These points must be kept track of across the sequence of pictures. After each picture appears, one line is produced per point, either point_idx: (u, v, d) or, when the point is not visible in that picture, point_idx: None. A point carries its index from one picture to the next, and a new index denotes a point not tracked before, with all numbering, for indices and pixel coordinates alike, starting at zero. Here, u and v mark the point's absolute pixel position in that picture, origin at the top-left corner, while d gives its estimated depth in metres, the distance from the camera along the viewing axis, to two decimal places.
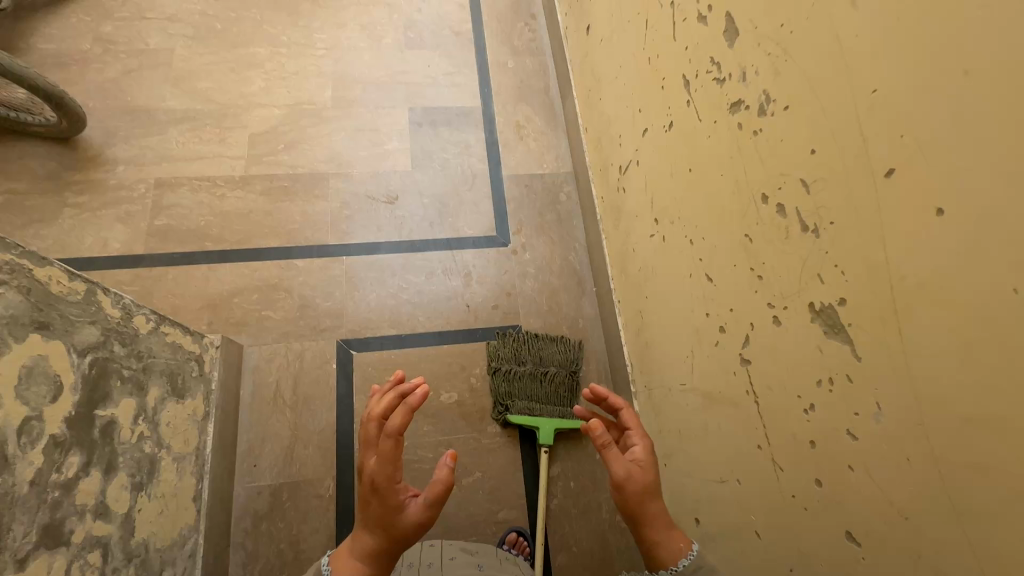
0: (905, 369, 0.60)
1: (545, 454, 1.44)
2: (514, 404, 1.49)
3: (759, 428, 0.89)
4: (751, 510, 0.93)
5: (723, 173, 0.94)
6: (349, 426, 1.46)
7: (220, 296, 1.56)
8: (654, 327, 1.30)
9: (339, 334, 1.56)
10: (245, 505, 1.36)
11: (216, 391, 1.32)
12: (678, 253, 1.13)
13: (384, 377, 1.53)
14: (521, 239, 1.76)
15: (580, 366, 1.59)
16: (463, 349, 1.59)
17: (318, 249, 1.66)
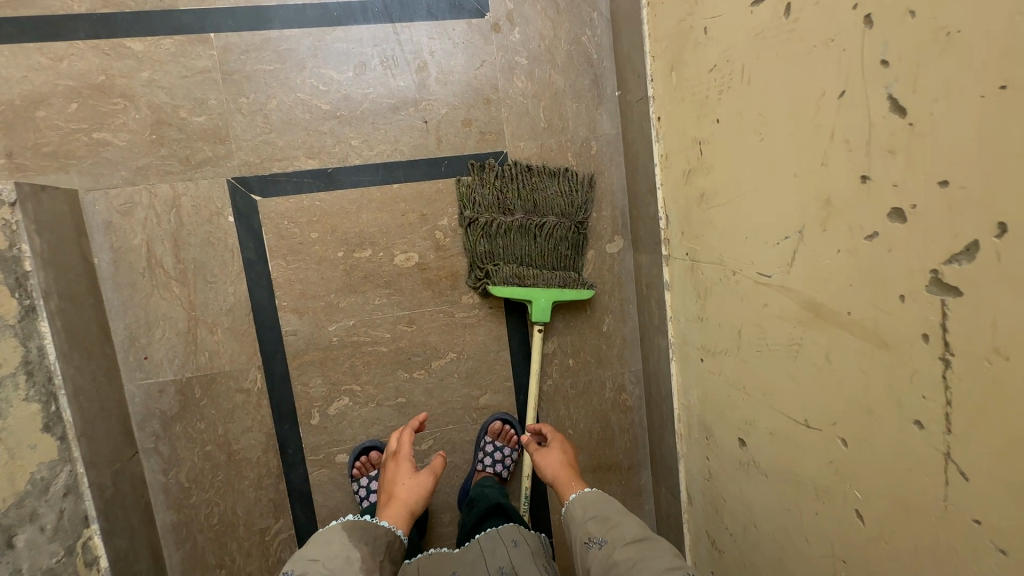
0: None
1: (539, 334, 1.09)
2: (498, 270, 1.07)
3: (924, 399, 0.52)
4: (852, 486, 0.62)
5: None
6: (269, 302, 1.06)
7: (12, 107, 0.95)
8: (723, 172, 0.81)
9: (229, 169, 1.02)
10: (146, 407, 1.04)
11: (37, 272, 0.85)
12: (821, 44, 0.58)
13: (309, 233, 1.05)
14: (507, 6, 1.08)
15: (588, 213, 1.13)
16: (421, 190, 1.09)
17: (163, 19, 0.98)
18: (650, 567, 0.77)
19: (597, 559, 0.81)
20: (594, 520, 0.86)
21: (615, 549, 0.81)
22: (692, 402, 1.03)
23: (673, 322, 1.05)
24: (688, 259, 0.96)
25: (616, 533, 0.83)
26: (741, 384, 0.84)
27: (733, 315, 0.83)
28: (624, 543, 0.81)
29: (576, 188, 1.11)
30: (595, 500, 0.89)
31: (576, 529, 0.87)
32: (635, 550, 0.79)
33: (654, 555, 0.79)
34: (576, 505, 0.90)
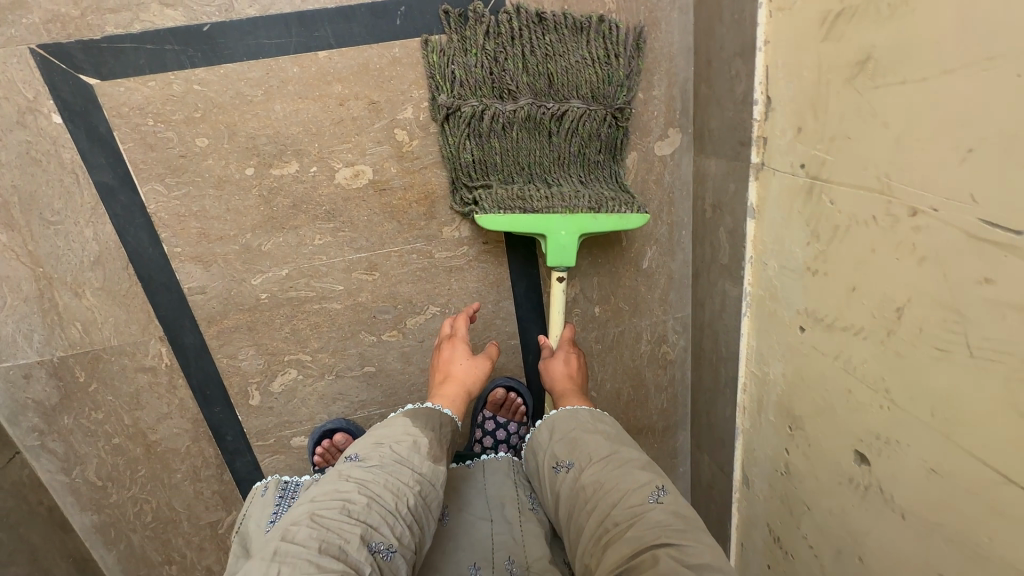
0: None
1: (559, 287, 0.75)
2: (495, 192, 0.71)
3: None
4: None
5: None
6: (153, 249, 0.71)
7: None
8: (933, 16, 0.42)
9: (31, 30, 0.60)
10: (13, 396, 0.75)
11: None
12: None
13: (194, 139, 0.66)
14: None
15: (633, 93, 0.73)
16: (364, 61, 0.67)
17: None
18: (618, 489, 0.56)
19: (566, 487, 0.61)
20: (563, 442, 0.65)
21: (583, 472, 0.61)
22: (770, 376, 0.73)
23: (754, 264, 0.71)
24: (803, 175, 0.59)
25: (581, 450, 0.62)
26: (882, 385, 0.53)
27: (893, 280, 0.50)
28: (591, 462, 0.61)
29: (615, 53, 0.70)
30: (566, 418, 0.67)
31: (541, 451, 0.67)
32: (603, 469, 0.59)
33: (623, 469, 0.58)
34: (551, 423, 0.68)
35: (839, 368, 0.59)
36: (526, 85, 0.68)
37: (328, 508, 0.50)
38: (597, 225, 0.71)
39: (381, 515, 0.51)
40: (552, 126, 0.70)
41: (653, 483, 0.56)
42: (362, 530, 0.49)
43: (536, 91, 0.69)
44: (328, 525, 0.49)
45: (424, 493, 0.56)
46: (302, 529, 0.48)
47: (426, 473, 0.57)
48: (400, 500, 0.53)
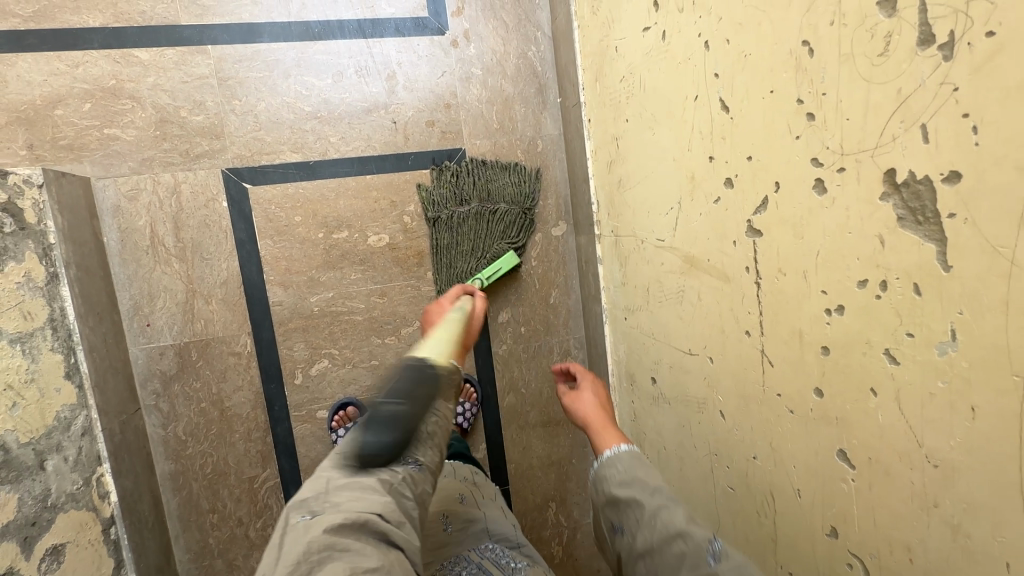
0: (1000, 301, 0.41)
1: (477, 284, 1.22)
2: (457, 252, 1.28)
3: (751, 312, 0.72)
4: (719, 389, 0.82)
5: None
6: (258, 277, 1.21)
7: (34, 106, 1.09)
8: (632, 161, 1.02)
9: (223, 162, 1.18)
10: (148, 367, 1.18)
11: (60, 244, 0.99)
12: (683, 60, 0.79)
13: (293, 217, 1.22)
14: (463, 24, 1.27)
15: (536, 201, 1.33)
16: (390, 180, 1.26)
17: (166, 33, 1.13)
18: (672, 552, 0.63)
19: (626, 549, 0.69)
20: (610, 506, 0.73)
21: (635, 536, 0.68)
22: (621, 355, 1.22)
23: (605, 290, 1.24)
24: (613, 235, 1.16)
25: (630, 519, 0.69)
26: (651, 331, 1.04)
27: (644, 275, 1.03)
28: (640, 527, 0.67)
29: (523, 180, 1.31)
30: (620, 469, 0.75)
31: (605, 511, 0.75)
32: (653, 534, 0.66)
33: (669, 531, 0.64)
34: (609, 470, 0.75)
35: (639, 332, 1.10)
36: (475, 195, 1.28)
37: (362, 438, 0.68)
38: (488, 271, 1.26)
39: (405, 438, 0.69)
40: (491, 216, 1.28)
41: (709, 536, 0.62)
42: (393, 446, 0.67)
43: (481, 198, 1.29)
44: (364, 446, 0.67)
45: (437, 426, 0.74)
46: (347, 453, 0.66)
47: (442, 411, 0.72)
48: (420, 429, 0.71)
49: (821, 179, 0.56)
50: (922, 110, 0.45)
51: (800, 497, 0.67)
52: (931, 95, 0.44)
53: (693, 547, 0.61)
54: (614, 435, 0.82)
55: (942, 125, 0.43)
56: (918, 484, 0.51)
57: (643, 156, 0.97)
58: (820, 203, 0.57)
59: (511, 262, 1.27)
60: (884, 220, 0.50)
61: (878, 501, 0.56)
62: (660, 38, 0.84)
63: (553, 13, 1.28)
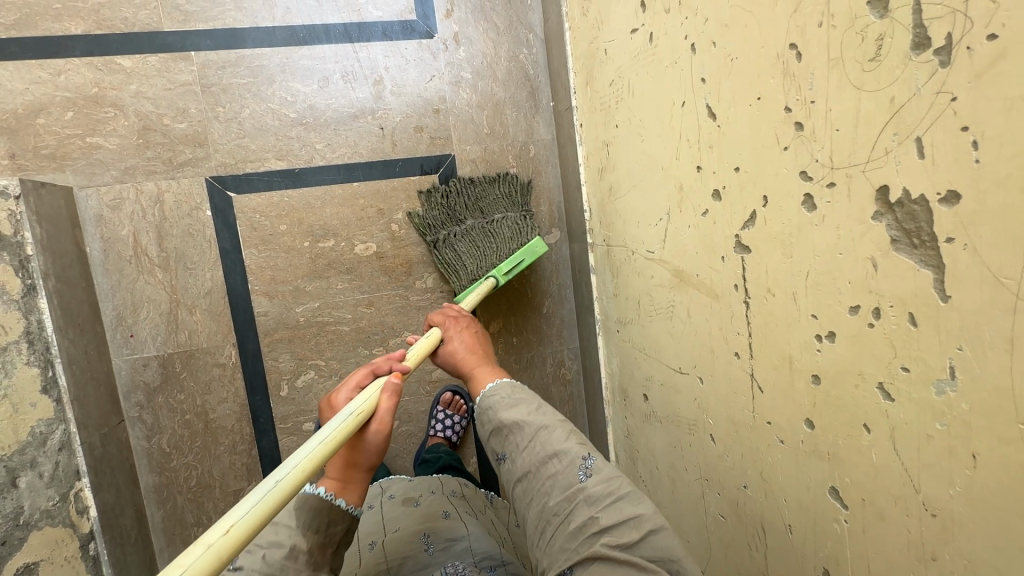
0: (1006, 338, 0.36)
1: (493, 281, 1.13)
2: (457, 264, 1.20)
3: (741, 333, 0.67)
4: (710, 412, 0.78)
5: None
6: (242, 287, 1.19)
7: (15, 115, 1.08)
8: (623, 168, 0.97)
9: (207, 170, 1.16)
10: (131, 378, 1.16)
11: (37, 254, 0.97)
12: (670, 64, 0.75)
13: (278, 226, 1.19)
14: (453, 27, 1.24)
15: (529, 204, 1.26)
16: (378, 188, 1.23)
17: (148, 39, 1.12)
18: (548, 472, 0.73)
19: (506, 473, 0.78)
20: (493, 435, 0.80)
21: (513, 462, 0.76)
22: (615, 369, 1.18)
23: (598, 301, 1.20)
24: (605, 244, 1.12)
25: (511, 444, 0.77)
26: (643, 346, 0.99)
27: (635, 288, 0.99)
28: (520, 450, 0.76)
29: (509, 184, 1.24)
30: (490, 403, 0.81)
31: (487, 440, 0.81)
32: (531, 457, 0.75)
33: (546, 453, 0.74)
34: (492, 402, 0.81)
35: (631, 346, 1.06)
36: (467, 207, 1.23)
37: None
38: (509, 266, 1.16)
39: None
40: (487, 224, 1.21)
41: (581, 454, 0.73)
42: None
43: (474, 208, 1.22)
44: None
45: None
46: None
47: None
48: None
49: (810, 195, 0.52)
50: (916, 122, 0.40)
51: (791, 534, 0.63)
52: (926, 105, 0.39)
53: (568, 468, 0.72)
54: (490, 374, 0.89)
55: (939, 139, 0.39)
56: (917, 533, 0.46)
57: (633, 164, 0.93)
58: (809, 221, 0.52)
59: (537, 249, 1.16)
60: (876, 241, 0.45)
61: (874, 546, 0.51)
62: (648, 40, 0.80)
63: (545, 15, 1.24)
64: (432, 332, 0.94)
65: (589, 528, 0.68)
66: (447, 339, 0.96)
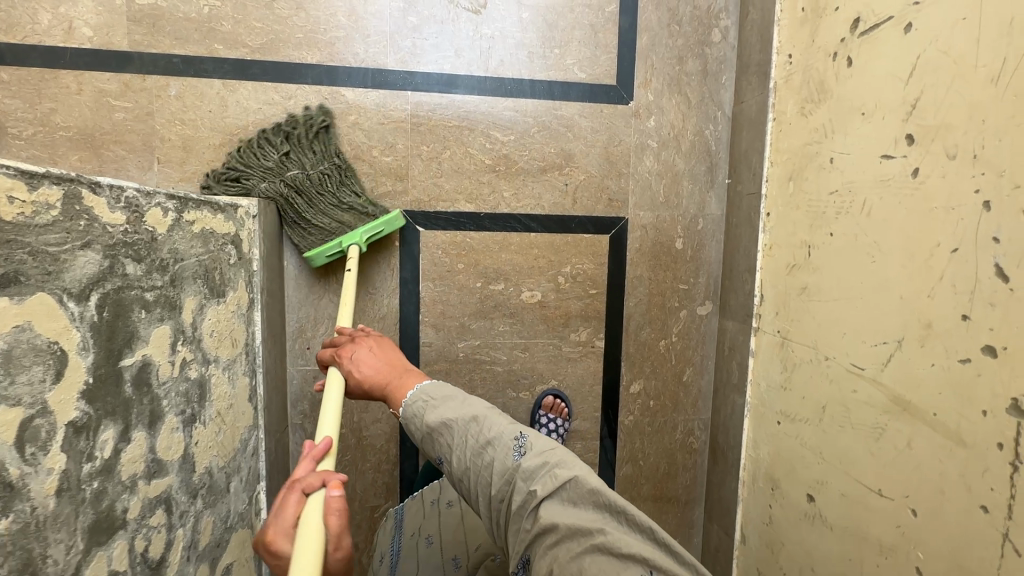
0: None
1: (352, 247, 1.11)
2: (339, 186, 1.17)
3: (995, 490, 0.69)
4: (919, 545, 0.80)
5: None
6: (414, 317, 1.24)
7: (245, 132, 1.15)
8: (829, 276, 0.99)
9: (403, 204, 1.22)
10: (301, 388, 1.23)
11: (259, 271, 1.04)
12: (941, 207, 0.77)
13: (457, 264, 1.25)
14: (648, 96, 1.27)
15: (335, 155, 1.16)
16: (552, 241, 1.27)
17: (373, 75, 1.18)
18: (483, 464, 0.65)
19: (449, 478, 0.70)
20: (425, 438, 0.70)
21: (449, 464, 0.68)
22: (762, 455, 1.19)
23: (752, 385, 1.22)
24: (779, 336, 1.14)
25: (442, 447, 0.69)
26: (818, 450, 1.01)
27: (820, 392, 1.01)
28: (453, 449, 0.67)
29: (316, 119, 1.15)
30: (412, 408, 0.72)
31: (421, 447, 0.72)
32: (464, 455, 0.66)
33: (480, 441, 0.66)
34: (412, 409, 0.72)
35: (796, 442, 1.08)
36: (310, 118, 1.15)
37: None
38: (365, 228, 1.13)
39: None
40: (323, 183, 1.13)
41: (514, 434, 0.66)
42: None
43: (314, 118, 1.16)
44: None
45: None
46: None
47: None
48: None
49: None
50: None
51: None
52: None
53: (500, 453, 0.64)
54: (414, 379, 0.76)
55: None
56: None
57: (848, 277, 0.94)
58: None
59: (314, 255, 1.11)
60: None
61: None
62: (908, 174, 0.82)
63: (740, 97, 1.27)
64: (333, 374, 0.82)
65: (528, 504, 0.61)
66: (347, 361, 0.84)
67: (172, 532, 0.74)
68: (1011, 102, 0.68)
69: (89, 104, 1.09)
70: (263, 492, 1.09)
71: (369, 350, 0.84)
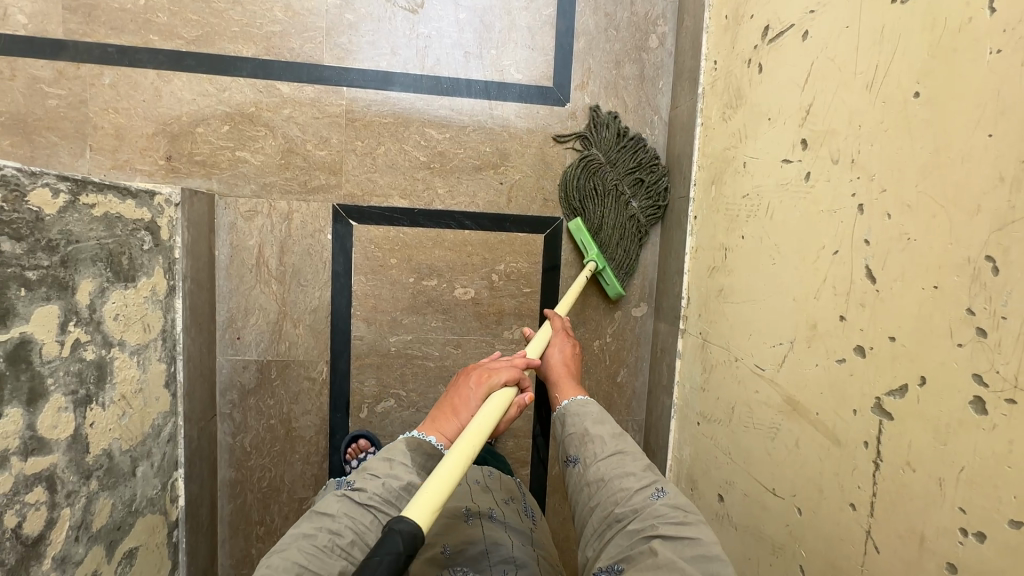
0: None
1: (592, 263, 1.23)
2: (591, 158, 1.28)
3: (861, 489, 0.70)
4: (802, 543, 0.81)
5: (973, 147, 0.58)
6: (345, 311, 1.25)
7: (179, 122, 1.16)
8: (741, 278, 1.00)
9: (335, 198, 1.23)
10: (230, 378, 1.23)
11: (182, 259, 1.05)
12: (826, 210, 0.78)
13: (389, 259, 1.26)
14: (584, 98, 1.29)
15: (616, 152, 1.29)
16: (487, 238, 1.29)
17: (308, 70, 1.19)
18: (619, 484, 0.74)
19: (574, 478, 0.79)
20: (573, 438, 0.82)
21: (585, 467, 0.78)
22: (684, 456, 1.20)
23: (679, 386, 1.24)
24: (701, 337, 1.15)
25: (587, 451, 0.80)
26: (729, 451, 1.02)
27: (730, 393, 1.02)
28: (596, 460, 0.78)
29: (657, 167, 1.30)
30: (575, 408, 0.86)
31: (563, 445, 0.84)
32: (605, 466, 0.77)
33: (622, 468, 0.76)
34: (575, 413, 0.85)
35: (710, 442, 1.09)
36: (651, 165, 1.30)
37: None
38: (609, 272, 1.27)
39: None
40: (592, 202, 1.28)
41: (656, 482, 0.74)
42: None
43: (249, 111, 1.18)
44: None
45: None
46: None
47: None
48: None
49: (981, 398, 0.56)
50: None
51: None
52: None
53: (641, 487, 0.73)
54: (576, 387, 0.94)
55: None
56: None
57: (755, 280, 0.95)
58: (975, 421, 0.56)
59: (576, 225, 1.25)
60: None
61: None
62: (802, 178, 0.84)
63: (675, 102, 1.29)
64: (546, 330, 1.02)
65: (646, 533, 0.67)
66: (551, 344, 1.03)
67: (55, 510, 0.75)
68: (880, 108, 0.69)
69: (22, 90, 1.11)
70: (180, 479, 1.09)
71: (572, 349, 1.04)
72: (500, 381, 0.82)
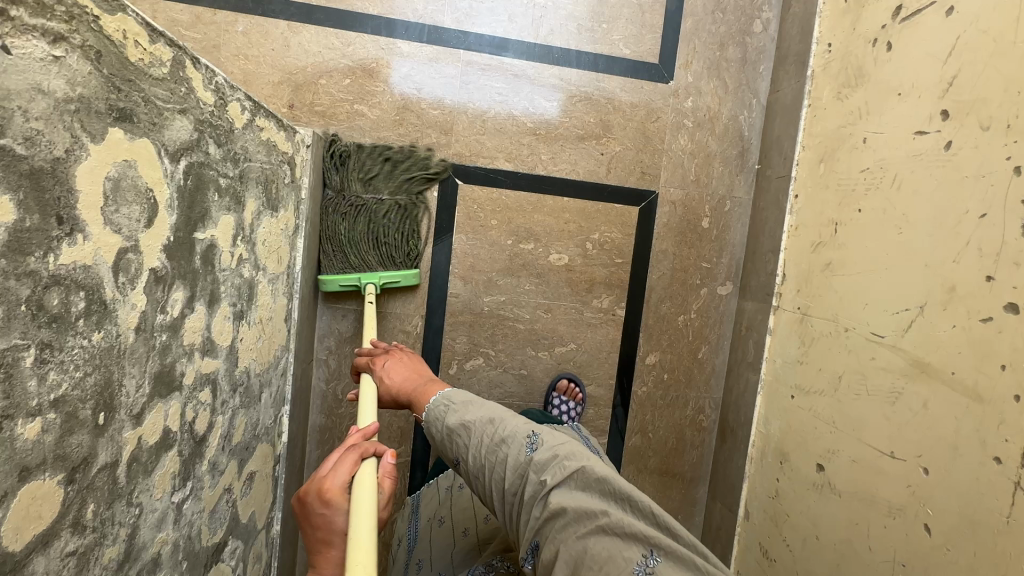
0: None
1: (369, 286, 1.16)
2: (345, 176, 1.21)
3: (1011, 440, 0.72)
4: (930, 502, 0.82)
5: None
6: (444, 267, 1.28)
7: (303, 74, 1.20)
8: (854, 250, 1.02)
9: (444, 156, 1.26)
10: (329, 325, 1.26)
11: (307, 201, 1.09)
12: (972, 176, 0.81)
13: (490, 221, 1.29)
14: (688, 77, 1.33)
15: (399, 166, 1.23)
16: (584, 206, 1.32)
17: (429, 31, 1.23)
18: (493, 458, 0.67)
19: (464, 474, 0.72)
20: (444, 437, 0.73)
21: (464, 462, 0.70)
22: (772, 431, 1.21)
23: (767, 362, 1.25)
24: (798, 312, 1.17)
25: (456, 446, 0.71)
26: (831, 420, 1.03)
27: (835, 363, 1.04)
28: (467, 450, 0.69)
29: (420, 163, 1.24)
30: (435, 407, 0.75)
31: (439, 448, 0.75)
32: (478, 452, 0.68)
33: (490, 441, 0.68)
34: (433, 413, 0.75)
35: (808, 413, 1.10)
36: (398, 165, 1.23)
37: None
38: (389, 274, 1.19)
39: None
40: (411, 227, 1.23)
41: (525, 431, 0.67)
42: None
43: (370, 67, 1.22)
44: None
45: None
46: None
47: None
48: None
49: None
50: None
51: None
52: None
53: (512, 449, 0.66)
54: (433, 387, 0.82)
55: None
56: None
57: (873, 250, 0.97)
58: None
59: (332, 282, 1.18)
60: None
61: None
62: (940, 147, 0.86)
63: (776, 86, 1.32)
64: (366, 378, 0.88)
65: (540, 494, 0.62)
66: (378, 374, 0.90)
67: (214, 415, 0.78)
68: None
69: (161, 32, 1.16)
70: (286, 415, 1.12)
71: (398, 360, 0.92)
72: (340, 477, 0.62)
